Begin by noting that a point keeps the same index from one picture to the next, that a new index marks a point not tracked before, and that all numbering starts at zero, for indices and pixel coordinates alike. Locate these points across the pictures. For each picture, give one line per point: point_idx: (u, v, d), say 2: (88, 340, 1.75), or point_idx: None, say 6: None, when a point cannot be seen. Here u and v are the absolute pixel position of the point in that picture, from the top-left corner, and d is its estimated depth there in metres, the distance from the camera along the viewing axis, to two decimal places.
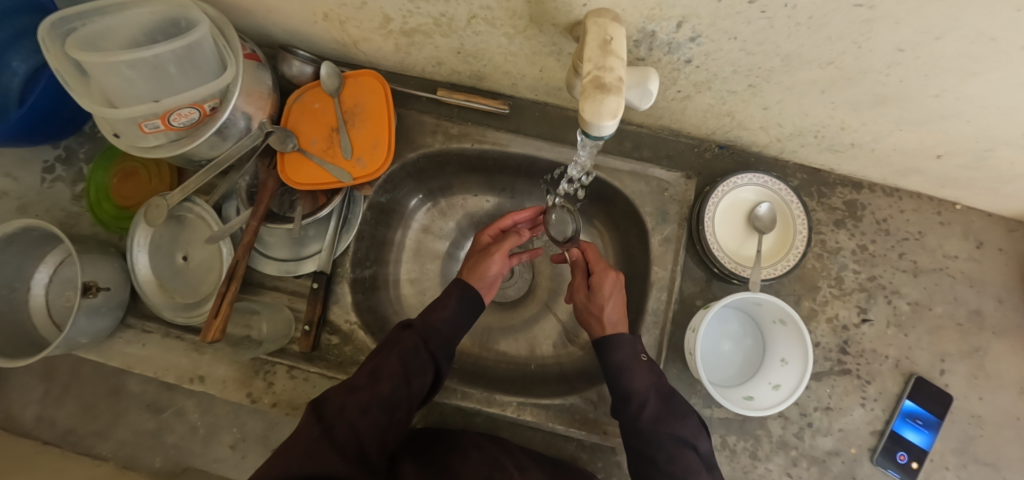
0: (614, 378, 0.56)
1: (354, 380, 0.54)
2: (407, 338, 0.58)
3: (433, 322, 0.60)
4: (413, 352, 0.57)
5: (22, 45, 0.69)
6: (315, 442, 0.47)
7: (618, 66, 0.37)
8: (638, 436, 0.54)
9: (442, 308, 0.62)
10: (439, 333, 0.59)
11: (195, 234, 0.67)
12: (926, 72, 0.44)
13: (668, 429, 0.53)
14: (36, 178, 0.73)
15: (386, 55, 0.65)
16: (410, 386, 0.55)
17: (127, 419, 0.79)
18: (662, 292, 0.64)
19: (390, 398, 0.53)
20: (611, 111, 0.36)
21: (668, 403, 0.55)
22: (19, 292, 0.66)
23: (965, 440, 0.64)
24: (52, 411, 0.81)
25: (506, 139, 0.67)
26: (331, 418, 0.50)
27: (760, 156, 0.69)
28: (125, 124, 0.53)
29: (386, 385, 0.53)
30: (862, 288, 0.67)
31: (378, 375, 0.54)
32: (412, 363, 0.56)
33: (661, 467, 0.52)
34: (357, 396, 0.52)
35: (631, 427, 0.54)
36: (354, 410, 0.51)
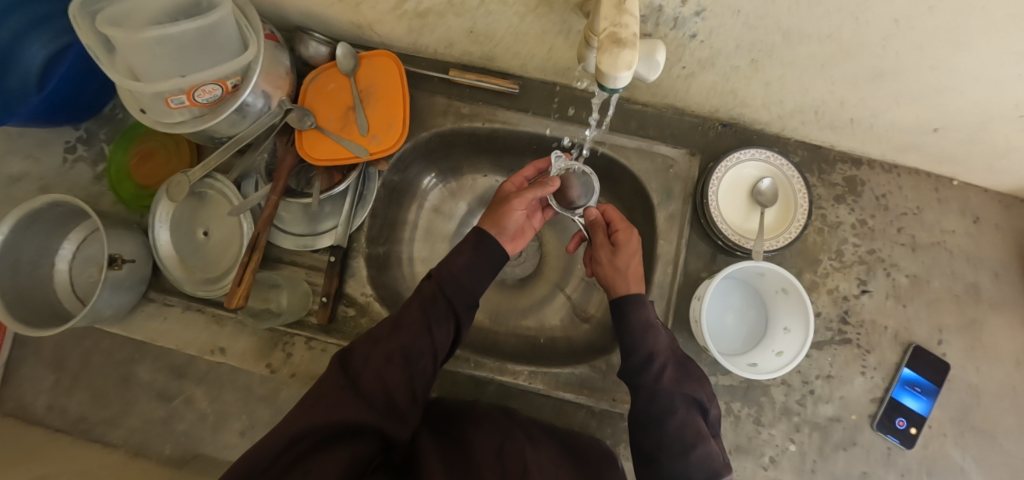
0: (635, 334, 0.58)
1: (378, 331, 0.58)
2: (425, 288, 0.61)
3: (451, 270, 0.62)
4: (431, 302, 0.60)
5: (42, 30, 0.72)
6: (341, 392, 0.52)
7: (632, 22, 0.36)
8: (652, 397, 0.56)
9: (456, 255, 0.63)
10: (454, 280, 0.61)
11: (216, 209, 0.69)
12: (921, 43, 0.46)
13: (682, 392, 0.56)
14: (58, 158, 0.74)
15: (399, 36, 0.67)
16: (432, 335, 0.58)
17: (138, 407, 0.81)
18: (668, 265, 0.67)
19: (412, 346, 0.57)
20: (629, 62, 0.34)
21: (683, 368, 0.58)
22: (44, 268, 0.68)
23: (963, 408, 0.66)
24: (63, 399, 0.83)
25: (516, 119, 0.70)
26: (356, 369, 0.54)
27: (763, 134, 0.71)
28: (152, 99, 0.56)
29: (407, 336, 0.57)
30: (862, 260, 0.69)
31: (400, 325, 0.58)
32: (431, 313, 0.59)
33: (670, 434, 0.54)
34: (380, 348, 0.56)
35: (646, 386, 0.56)
36: (378, 360, 0.55)
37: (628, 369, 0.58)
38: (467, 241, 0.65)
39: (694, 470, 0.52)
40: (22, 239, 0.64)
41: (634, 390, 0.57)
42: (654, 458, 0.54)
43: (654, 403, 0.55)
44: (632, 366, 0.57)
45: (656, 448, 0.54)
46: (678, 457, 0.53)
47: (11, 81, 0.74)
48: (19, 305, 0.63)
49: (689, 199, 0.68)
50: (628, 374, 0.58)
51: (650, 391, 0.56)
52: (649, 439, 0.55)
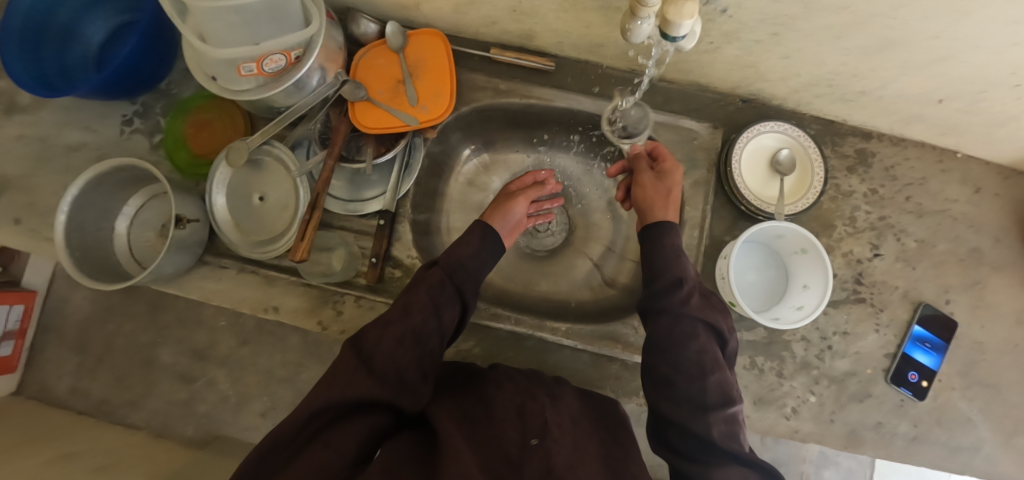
0: (663, 258, 0.62)
1: (387, 315, 0.58)
2: (433, 273, 0.62)
3: (458, 257, 0.64)
4: (439, 287, 0.61)
5: (100, 10, 0.78)
6: (354, 372, 0.51)
7: None
8: (675, 319, 0.58)
9: (464, 244, 0.65)
10: (463, 267, 0.63)
11: (272, 176, 0.73)
12: (928, 15, 0.51)
13: (704, 320, 0.59)
14: (116, 130, 0.79)
15: (444, 15, 0.72)
16: (440, 318, 0.59)
17: (160, 390, 0.91)
18: (694, 230, 0.72)
19: (422, 328, 0.57)
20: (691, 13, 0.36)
21: (707, 299, 0.62)
22: (105, 231, 0.72)
23: (969, 363, 0.71)
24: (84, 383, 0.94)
25: (551, 95, 0.75)
26: (367, 351, 0.53)
27: (779, 109, 0.77)
28: (224, 67, 0.60)
29: (417, 318, 0.57)
30: (873, 226, 0.74)
31: (409, 308, 0.58)
32: (439, 296, 0.60)
33: (688, 357, 0.57)
34: (391, 330, 0.55)
35: (672, 309, 0.59)
36: (390, 342, 0.54)
37: (654, 291, 0.61)
38: (474, 227, 0.67)
39: (710, 394, 0.55)
40: (89, 201, 0.68)
41: (657, 312, 0.60)
42: (669, 380, 0.57)
43: (675, 329, 0.58)
44: (656, 290, 0.61)
45: (673, 370, 0.57)
46: (695, 379, 0.56)
47: (69, 57, 0.77)
48: (83, 263, 0.67)
49: (711, 168, 0.73)
50: (653, 296, 0.61)
51: (673, 316, 0.58)
52: (666, 362, 0.57)
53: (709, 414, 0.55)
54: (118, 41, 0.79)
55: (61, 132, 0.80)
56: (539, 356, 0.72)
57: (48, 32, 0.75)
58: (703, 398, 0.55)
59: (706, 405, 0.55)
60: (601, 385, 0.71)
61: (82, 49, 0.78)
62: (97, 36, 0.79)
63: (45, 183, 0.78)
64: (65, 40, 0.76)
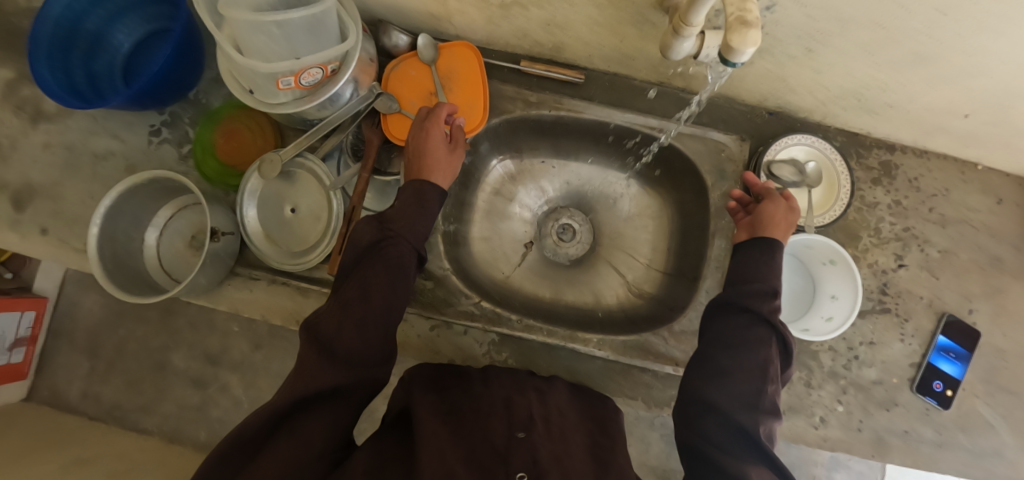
0: (760, 263, 0.62)
1: (345, 297, 0.54)
2: (394, 250, 0.57)
3: (417, 231, 0.60)
4: (400, 264, 0.57)
5: (126, 19, 0.78)
6: (315, 362, 0.49)
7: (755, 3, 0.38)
8: (750, 320, 0.58)
9: (421, 212, 0.61)
10: (419, 239, 0.60)
11: (303, 188, 0.73)
12: (964, 33, 0.52)
13: (781, 334, 0.58)
14: (144, 140, 0.79)
15: (475, 27, 0.73)
16: (398, 295, 0.56)
17: (172, 395, 0.99)
18: (724, 240, 0.73)
19: (383, 309, 0.54)
20: (754, 41, 0.37)
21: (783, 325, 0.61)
22: (135, 241, 0.71)
23: (991, 371, 0.72)
24: (96, 387, 1.00)
25: (581, 107, 0.76)
26: (327, 338, 0.51)
27: (805, 121, 0.78)
28: (262, 81, 0.60)
29: (377, 300, 0.54)
30: (898, 237, 0.75)
31: (368, 291, 0.54)
32: (398, 273, 0.57)
33: (754, 357, 0.56)
34: (350, 313, 0.52)
35: (759, 311, 0.58)
36: (349, 327, 0.52)
37: (746, 288, 0.60)
38: (407, 192, 0.62)
39: (764, 400, 0.54)
40: (120, 212, 0.68)
41: (734, 309, 0.60)
42: (723, 371, 0.56)
43: (751, 330, 0.58)
44: (745, 288, 0.60)
45: (732, 363, 0.56)
46: (753, 381, 0.55)
47: (97, 64, 0.77)
48: (116, 274, 0.67)
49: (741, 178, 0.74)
50: (740, 292, 0.60)
51: (753, 318, 0.58)
52: (728, 355, 0.56)
53: (758, 415, 0.53)
54: (146, 50, 0.79)
55: (88, 141, 0.79)
56: (572, 367, 0.73)
57: (77, 40, 0.75)
58: (755, 399, 0.54)
59: (757, 406, 0.54)
60: (632, 395, 0.71)
61: (110, 56, 0.78)
62: (125, 45, 0.78)
63: (71, 193, 0.78)
64: (94, 47, 0.76)
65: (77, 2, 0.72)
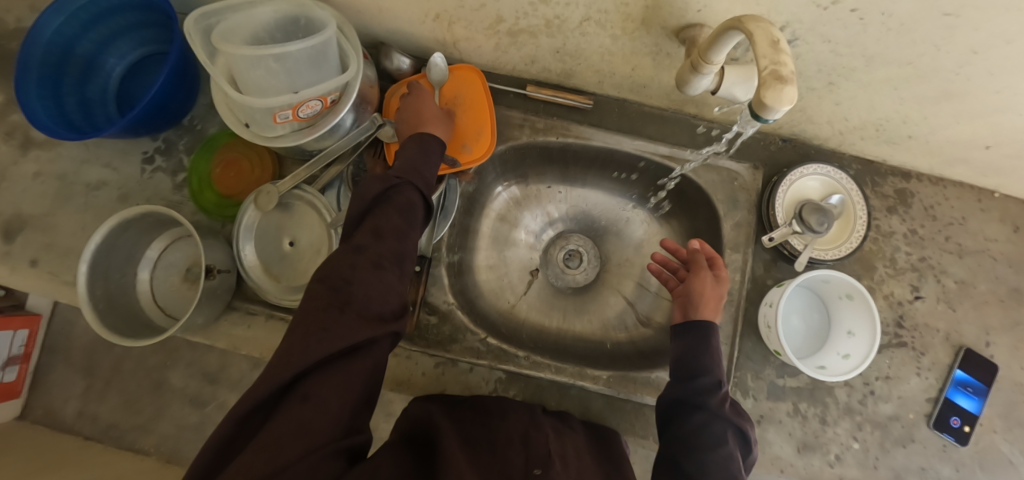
0: (700, 354, 0.59)
1: (358, 239, 0.50)
2: (405, 193, 0.55)
3: (424, 175, 0.58)
4: (410, 207, 0.55)
5: (118, 44, 0.75)
6: (330, 311, 0.45)
7: (788, 60, 0.37)
8: (708, 420, 0.56)
9: (428, 157, 0.60)
10: (427, 184, 0.58)
11: (303, 219, 0.71)
12: (993, 71, 0.50)
13: (736, 426, 0.56)
14: (137, 168, 0.76)
15: (482, 53, 0.70)
16: (410, 241, 0.54)
17: (170, 413, 0.86)
18: (736, 272, 0.70)
19: (395, 253, 0.52)
20: (789, 99, 0.36)
21: (736, 407, 0.59)
22: (129, 277, 0.69)
23: (1010, 405, 0.70)
24: (92, 406, 0.87)
25: (589, 134, 0.74)
26: (341, 283, 0.47)
27: (820, 149, 0.76)
28: (260, 114, 0.57)
29: (391, 241, 0.51)
30: (914, 268, 0.73)
31: (381, 232, 0.51)
32: (409, 217, 0.55)
33: (713, 460, 0.54)
34: (363, 256, 0.49)
35: (708, 408, 0.56)
36: (364, 268, 0.48)
37: (692, 386, 0.57)
38: (407, 144, 0.61)
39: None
40: (112, 248, 0.65)
41: (688, 408, 0.57)
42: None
43: (704, 430, 0.55)
44: (693, 384, 0.58)
45: (697, 469, 0.53)
46: None
47: (90, 89, 0.75)
48: (107, 314, 0.64)
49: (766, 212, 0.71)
50: (688, 390, 0.58)
51: (707, 415, 0.56)
52: (692, 459, 0.54)
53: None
54: (140, 74, 0.77)
55: (81, 170, 0.77)
56: (583, 403, 0.71)
57: (69, 66, 0.72)
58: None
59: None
60: (644, 434, 0.70)
61: (103, 81, 0.76)
62: (118, 68, 0.77)
63: (63, 223, 0.75)
64: (86, 72, 0.74)
65: (69, 26, 0.69)
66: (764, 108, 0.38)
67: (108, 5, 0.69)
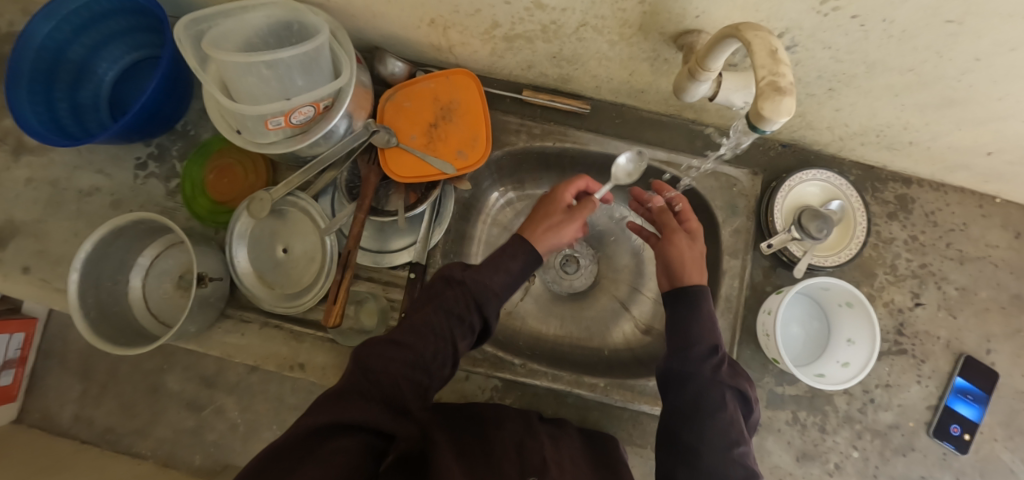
0: (689, 325, 0.59)
1: (398, 335, 0.55)
2: (457, 298, 0.57)
3: (489, 283, 0.57)
4: (461, 316, 0.56)
5: (110, 49, 0.74)
6: (356, 391, 0.50)
7: (787, 70, 0.36)
8: (703, 389, 0.56)
9: (500, 272, 0.58)
10: (492, 294, 0.57)
11: (297, 227, 0.70)
12: (996, 78, 0.50)
13: (733, 389, 0.56)
14: (130, 174, 0.76)
15: (478, 58, 0.69)
16: (454, 347, 0.56)
17: (168, 417, 0.83)
18: (734, 279, 0.70)
19: (431, 358, 0.55)
20: (787, 110, 0.35)
21: (733, 368, 0.59)
22: (121, 284, 0.68)
23: (1011, 413, 0.70)
24: (91, 410, 0.85)
25: (587, 139, 0.73)
26: (375, 369, 0.52)
27: (819, 154, 0.75)
28: (252, 121, 0.57)
29: (429, 347, 0.55)
30: (915, 274, 0.73)
31: (422, 333, 0.55)
32: (456, 325, 0.56)
33: (714, 428, 0.54)
34: (401, 353, 0.54)
35: (702, 378, 0.56)
36: (398, 366, 0.53)
37: (683, 357, 0.57)
38: (514, 245, 0.61)
39: (735, 467, 0.53)
40: (104, 255, 0.64)
41: (681, 379, 0.57)
42: (694, 449, 0.54)
43: (702, 398, 0.55)
44: (684, 356, 0.57)
45: (697, 439, 0.54)
46: (720, 451, 0.53)
47: (81, 95, 0.74)
48: (99, 322, 0.63)
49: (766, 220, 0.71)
50: (679, 362, 0.58)
51: (701, 385, 0.56)
52: (691, 429, 0.54)
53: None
54: (133, 80, 0.77)
55: (73, 177, 0.76)
56: (579, 411, 0.70)
57: (59, 72, 0.71)
58: (727, 470, 0.52)
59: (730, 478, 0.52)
60: (641, 443, 0.69)
61: (95, 87, 0.75)
62: (110, 73, 0.76)
63: (56, 230, 0.75)
64: (77, 78, 0.73)
65: (61, 31, 0.68)
66: (762, 119, 0.37)
67: (101, 10, 0.68)
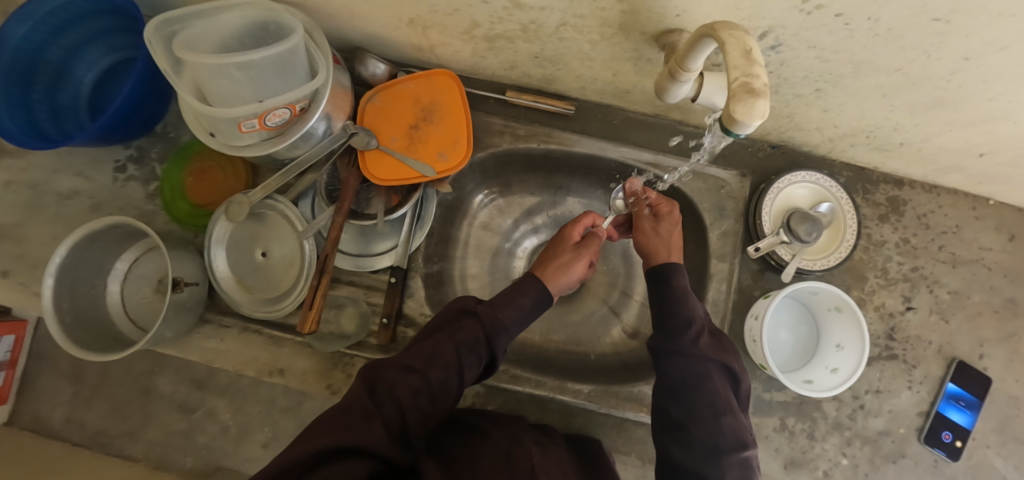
0: (671, 303, 0.58)
1: (409, 360, 0.54)
2: (469, 328, 0.57)
3: (502, 319, 0.57)
4: (472, 345, 0.56)
5: (88, 50, 0.73)
6: (364, 413, 0.48)
7: (761, 72, 0.35)
8: (687, 361, 0.55)
9: (512, 306, 0.59)
10: (504, 331, 0.57)
11: (276, 231, 0.69)
12: (987, 78, 0.48)
13: (717, 360, 0.55)
14: (109, 177, 0.75)
15: (460, 58, 0.68)
16: (461, 377, 0.55)
17: (158, 420, 0.76)
18: (721, 283, 0.68)
19: (439, 388, 0.53)
20: (761, 113, 0.34)
21: (718, 340, 0.57)
22: (98, 289, 0.67)
23: (1004, 419, 0.68)
24: (83, 412, 0.77)
25: (572, 140, 0.71)
26: (381, 394, 0.50)
27: (809, 155, 0.74)
28: (225, 124, 0.55)
29: (437, 375, 0.53)
30: (906, 278, 0.72)
31: (433, 361, 0.54)
32: (467, 356, 0.55)
33: (700, 399, 0.53)
34: (409, 379, 0.52)
35: (684, 351, 0.55)
36: (406, 392, 0.51)
37: (664, 333, 0.57)
38: (528, 285, 0.62)
39: (724, 438, 0.52)
40: (79, 260, 0.63)
41: (667, 354, 0.56)
42: (682, 424, 0.53)
43: (688, 372, 0.54)
44: (668, 331, 0.56)
45: (685, 414, 0.53)
46: (707, 423, 0.52)
47: (60, 97, 0.73)
48: (74, 328, 0.63)
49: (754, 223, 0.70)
50: (663, 338, 0.57)
51: (686, 358, 0.55)
52: (678, 404, 0.53)
53: (723, 458, 0.51)
54: (113, 82, 0.75)
55: (52, 179, 0.75)
56: (564, 418, 0.69)
57: (37, 74, 0.70)
58: (716, 442, 0.52)
59: (719, 449, 0.52)
60: (626, 450, 0.68)
61: (74, 88, 0.74)
62: (88, 75, 0.75)
63: (34, 233, 0.74)
64: (55, 80, 0.72)
65: (38, 32, 0.66)
66: (735, 122, 0.36)
67: (78, 12, 0.67)
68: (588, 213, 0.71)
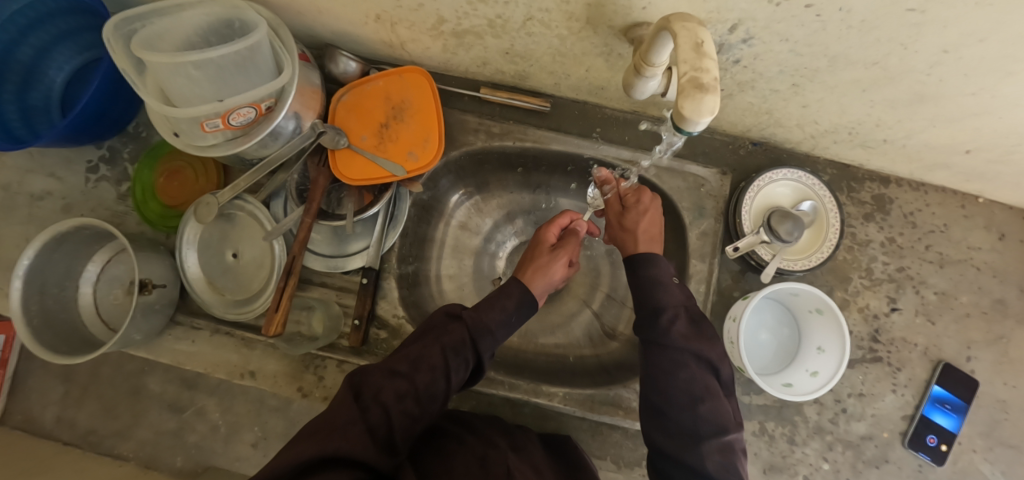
0: (649, 289, 0.56)
1: (394, 364, 0.52)
2: (454, 330, 0.55)
3: (487, 322, 0.56)
4: (457, 348, 0.54)
5: (58, 50, 0.72)
6: (349, 422, 0.45)
7: (712, 67, 0.35)
8: (661, 348, 0.53)
9: (495, 309, 0.58)
10: (490, 335, 0.56)
11: (245, 232, 0.68)
12: (967, 72, 0.46)
13: (695, 346, 0.53)
14: (82, 178, 0.74)
15: (431, 55, 0.67)
16: (449, 381, 0.53)
17: (142, 421, 0.73)
18: (701, 284, 0.67)
19: (426, 391, 0.51)
20: (711, 109, 0.34)
21: (696, 324, 0.55)
22: (69, 291, 0.66)
23: (991, 423, 0.66)
24: (71, 412, 0.74)
25: (547, 138, 0.70)
26: (367, 399, 0.48)
27: (792, 152, 0.72)
28: (188, 123, 0.54)
29: (424, 378, 0.51)
30: (891, 278, 0.70)
31: (419, 364, 0.52)
32: (454, 359, 0.53)
33: (676, 385, 0.51)
34: (395, 382, 0.50)
35: (657, 338, 0.53)
36: (391, 396, 0.49)
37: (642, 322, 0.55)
38: (512, 286, 0.61)
39: (701, 423, 0.50)
40: (49, 261, 0.63)
41: (645, 344, 0.55)
42: (660, 409, 0.52)
43: (663, 357, 0.53)
44: (643, 319, 0.56)
45: (663, 400, 0.51)
46: (685, 409, 0.50)
47: (31, 97, 0.72)
48: (44, 331, 0.62)
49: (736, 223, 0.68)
50: (640, 327, 0.56)
51: (660, 344, 0.53)
52: (656, 392, 0.52)
53: (702, 445, 0.49)
54: (85, 83, 0.75)
55: (24, 180, 0.75)
56: (539, 420, 0.68)
57: (6, 74, 0.69)
58: (693, 428, 0.50)
59: (698, 434, 0.50)
60: (601, 455, 0.67)
61: (46, 89, 0.73)
62: (61, 76, 0.74)
63: (10, 235, 0.73)
64: (26, 80, 0.71)
65: (7, 33, 0.65)
66: (686, 119, 0.35)
67: (46, 10, 0.66)
68: (563, 213, 0.70)
